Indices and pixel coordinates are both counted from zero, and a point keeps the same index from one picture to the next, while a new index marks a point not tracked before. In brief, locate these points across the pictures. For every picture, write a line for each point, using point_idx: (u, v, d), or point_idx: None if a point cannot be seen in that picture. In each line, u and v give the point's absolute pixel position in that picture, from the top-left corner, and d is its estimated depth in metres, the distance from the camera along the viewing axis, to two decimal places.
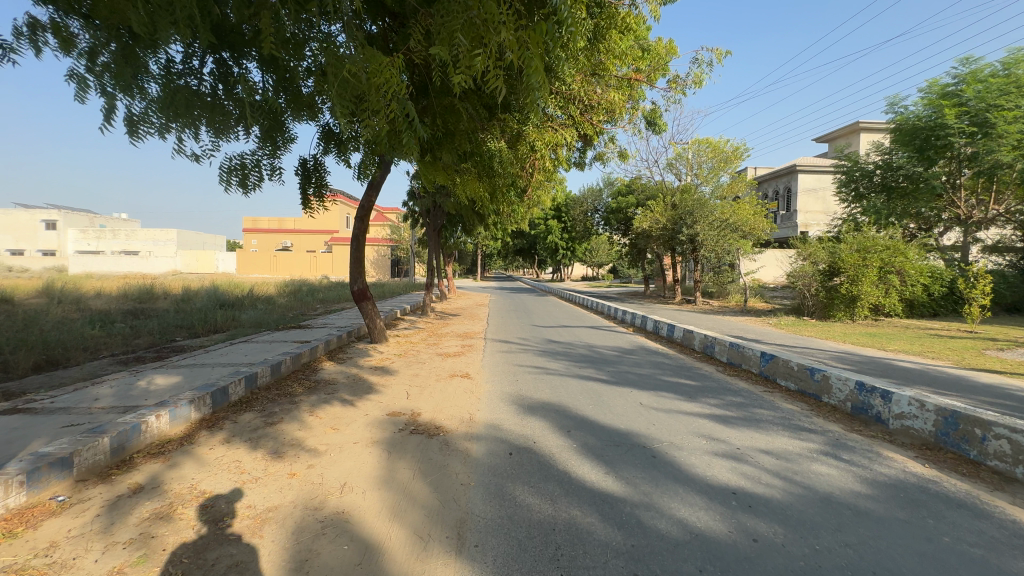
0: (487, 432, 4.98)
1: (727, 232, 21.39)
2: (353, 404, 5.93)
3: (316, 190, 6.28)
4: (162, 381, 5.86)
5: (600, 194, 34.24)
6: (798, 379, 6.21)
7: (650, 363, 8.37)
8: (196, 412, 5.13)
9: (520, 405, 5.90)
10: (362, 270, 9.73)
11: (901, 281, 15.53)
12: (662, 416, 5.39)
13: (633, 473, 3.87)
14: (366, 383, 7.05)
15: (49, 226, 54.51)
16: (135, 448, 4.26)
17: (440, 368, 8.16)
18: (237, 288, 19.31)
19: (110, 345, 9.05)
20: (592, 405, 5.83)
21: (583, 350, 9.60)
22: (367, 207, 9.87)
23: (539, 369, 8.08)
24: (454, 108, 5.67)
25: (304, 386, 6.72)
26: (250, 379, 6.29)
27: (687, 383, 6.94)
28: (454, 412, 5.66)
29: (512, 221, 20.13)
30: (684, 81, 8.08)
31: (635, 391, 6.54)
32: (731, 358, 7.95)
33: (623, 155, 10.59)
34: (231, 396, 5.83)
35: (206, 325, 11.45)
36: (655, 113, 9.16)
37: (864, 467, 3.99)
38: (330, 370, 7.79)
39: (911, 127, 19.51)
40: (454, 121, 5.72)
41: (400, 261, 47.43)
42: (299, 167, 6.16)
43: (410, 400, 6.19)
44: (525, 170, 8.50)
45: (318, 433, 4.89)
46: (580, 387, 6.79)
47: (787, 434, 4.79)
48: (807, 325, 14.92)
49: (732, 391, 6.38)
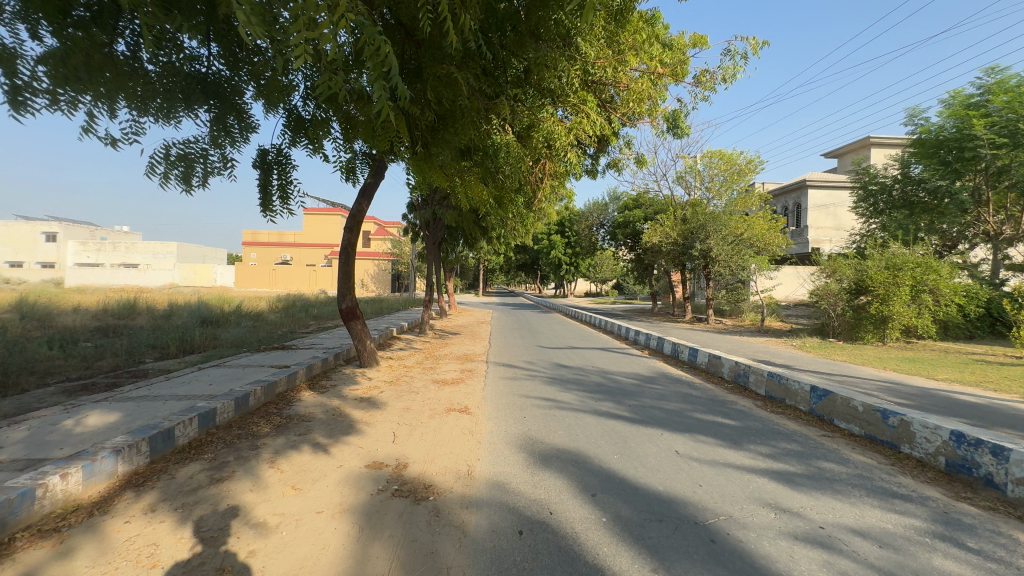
0: (490, 494, 3.93)
1: (741, 248, 20.46)
2: (327, 451, 4.89)
3: (280, 184, 5.40)
4: (94, 423, 4.83)
5: (606, 208, 33.24)
6: (865, 423, 5.18)
7: (676, 395, 7.28)
8: (124, 465, 4.09)
9: (529, 454, 4.84)
10: (351, 285, 8.76)
11: (935, 300, 14.46)
12: (709, 472, 4.33)
13: (690, 573, 2.80)
14: (346, 420, 5.99)
15: (49, 238, 53.97)
16: (23, 523, 3.22)
17: (436, 399, 7.11)
18: (227, 303, 18.38)
19: (64, 369, 8.04)
20: (619, 455, 4.76)
21: (598, 378, 8.53)
22: (358, 216, 8.94)
23: (550, 402, 7.01)
24: (454, 80, 4.68)
25: (270, 424, 5.66)
26: (205, 417, 5.26)
27: (726, 423, 5.84)
28: (449, 463, 4.59)
29: (516, 234, 19.20)
30: (714, 77, 7.18)
31: (667, 434, 5.46)
32: (771, 392, 6.90)
33: (641, 161, 9.65)
34: (177, 440, 4.78)
35: (180, 345, 10.43)
36: (679, 113, 8.25)
37: (1006, 564, 2.90)
38: (308, 402, 6.73)
39: (935, 139, 18.63)
40: (451, 96, 4.78)
41: (400, 276, 46.67)
42: (256, 156, 5.28)
43: (397, 444, 5.13)
44: (535, 174, 7.68)
45: (274, 495, 3.84)
46: (600, 428, 5.71)
47: (877, 504, 3.71)
48: (836, 347, 13.82)
49: (784, 436, 5.29)
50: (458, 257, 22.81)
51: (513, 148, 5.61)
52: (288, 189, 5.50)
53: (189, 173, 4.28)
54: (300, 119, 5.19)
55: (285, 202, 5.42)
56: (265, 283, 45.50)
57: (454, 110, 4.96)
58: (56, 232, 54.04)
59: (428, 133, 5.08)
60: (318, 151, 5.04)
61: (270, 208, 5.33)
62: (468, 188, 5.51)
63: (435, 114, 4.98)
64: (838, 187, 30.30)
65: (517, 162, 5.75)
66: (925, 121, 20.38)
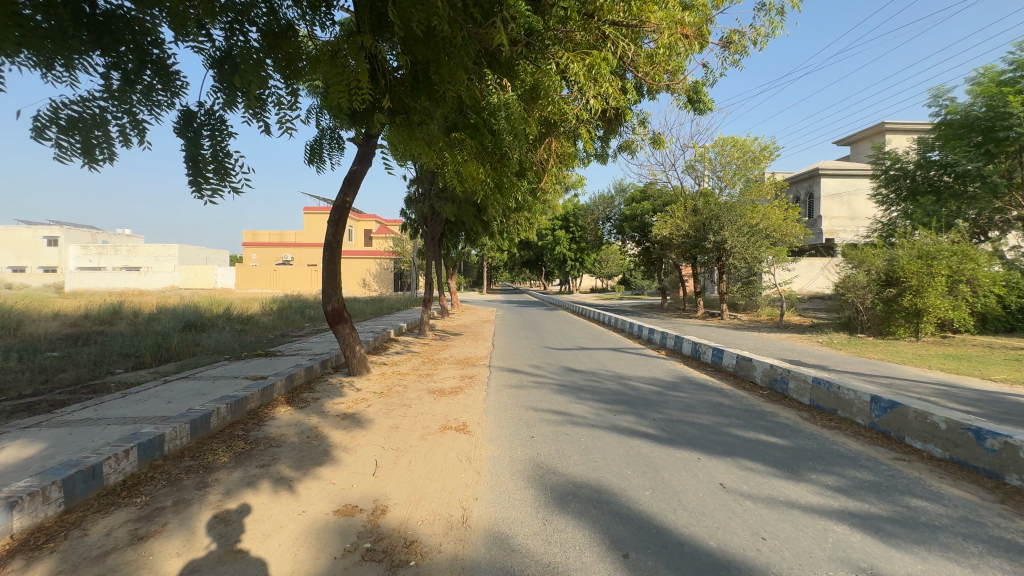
0: (489, 556, 3.00)
1: (758, 239, 19.39)
2: (291, 489, 3.97)
3: (214, 155, 4.37)
4: (8, 459, 3.97)
5: (612, 200, 31.50)
6: (952, 445, 4.23)
7: (706, 406, 6.31)
8: (22, 520, 3.20)
9: (539, 490, 3.90)
10: (337, 284, 7.88)
11: (971, 292, 13.37)
12: (769, 517, 3.37)
13: None
14: (322, 444, 5.07)
15: (51, 242, 53.21)
16: None
17: (430, 414, 6.17)
18: (218, 305, 17.50)
19: (15, 384, 7.19)
20: (651, 492, 3.81)
21: (613, 385, 7.59)
22: (343, 210, 8.04)
23: (561, 416, 6.05)
24: None
25: (230, 453, 4.74)
26: (148, 447, 4.37)
27: (774, 443, 4.87)
28: (439, 505, 3.69)
29: (519, 227, 18.32)
30: (745, 39, 6.21)
31: (706, 458, 4.50)
32: (818, 401, 5.95)
33: (657, 142, 8.70)
34: (107, 479, 3.90)
35: (155, 353, 9.55)
36: (701, 86, 7.27)
37: None
38: (282, 422, 5.81)
39: (965, 120, 17.47)
40: (425, 17, 3.72)
41: (402, 274, 45.87)
42: (179, 120, 4.25)
43: (378, 477, 4.22)
44: (538, 151, 6.81)
45: (205, 565, 2.92)
46: (623, 450, 4.77)
47: (1012, 570, 2.75)
48: (867, 343, 12.82)
49: (851, 462, 4.33)
50: (459, 254, 21.95)
51: (514, 108, 4.87)
52: (224, 162, 4.44)
53: (92, 144, 3.57)
54: (226, 58, 3.97)
55: (221, 177, 4.40)
56: (266, 285, 44.81)
57: (434, 46, 4.11)
58: (57, 236, 53.56)
59: (407, 91, 4.63)
60: (252, 107, 3.94)
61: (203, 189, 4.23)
62: (463, 166, 4.89)
63: (412, 57, 4.26)
64: (851, 175, 29.17)
65: (519, 127, 5.06)
66: (951, 101, 19.25)
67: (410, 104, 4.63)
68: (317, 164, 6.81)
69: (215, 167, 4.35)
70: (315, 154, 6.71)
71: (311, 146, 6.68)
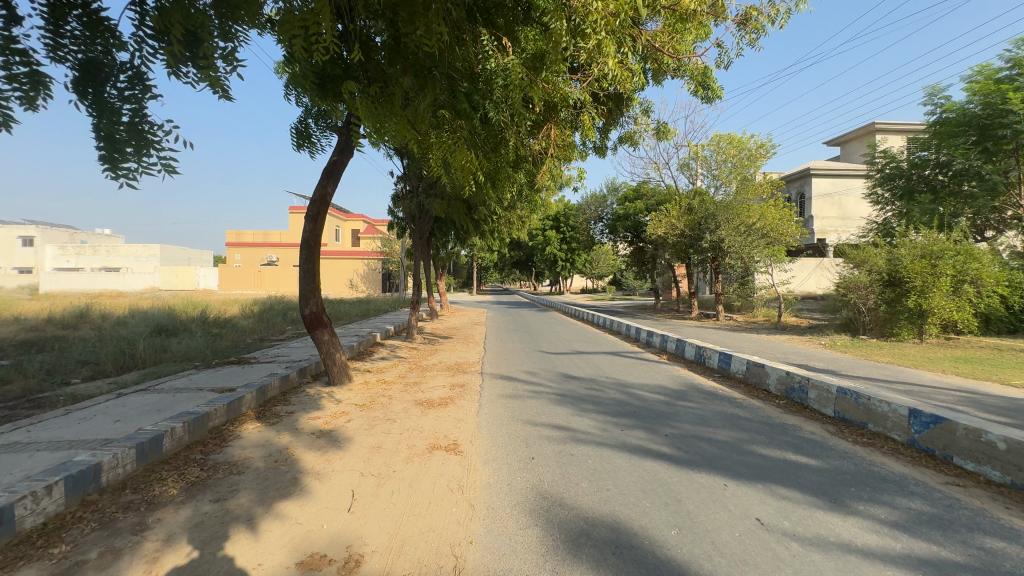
0: None
1: (754, 238, 18.97)
2: (247, 534, 3.30)
3: (131, 121, 3.45)
4: None
5: (604, 200, 30.99)
6: (1015, 469, 3.69)
7: (721, 419, 5.76)
8: None
9: (544, 530, 3.28)
10: (315, 286, 7.20)
11: (975, 292, 13.02)
12: (824, 567, 2.80)
13: None
14: (291, 469, 4.40)
15: (26, 243, 51.18)
16: None
17: (417, 431, 5.54)
18: (194, 308, 16.65)
19: None
20: (678, 531, 3.23)
21: (617, 395, 6.99)
22: (322, 203, 7.35)
23: (563, 431, 5.45)
24: None
25: (180, 484, 4.03)
26: (79, 480, 3.68)
27: (807, 465, 4.32)
28: (425, 552, 3.05)
29: (511, 226, 17.70)
30: (764, 11, 5.66)
31: (734, 485, 3.91)
32: (844, 413, 5.43)
33: (662, 132, 8.14)
34: (22, 523, 3.21)
35: (117, 361, 8.77)
36: (711, 71, 6.73)
37: None
38: (249, 442, 5.11)
39: (962, 118, 17.27)
40: None
41: (391, 275, 44.98)
42: (85, 73, 3.31)
43: (354, 514, 3.58)
44: (537, 137, 6.22)
45: None
46: (638, 474, 4.19)
47: None
48: (873, 345, 12.39)
49: (900, 489, 3.78)
50: (448, 254, 21.27)
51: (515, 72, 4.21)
52: (146, 131, 3.51)
53: None
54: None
55: (140, 151, 3.49)
56: (250, 286, 43.74)
57: None
58: (33, 236, 51.73)
59: (385, 58, 4.03)
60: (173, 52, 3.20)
61: (119, 169, 3.48)
62: (452, 152, 4.22)
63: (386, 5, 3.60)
64: (842, 176, 29.06)
65: (518, 99, 4.43)
66: (946, 100, 19.05)
67: (387, 68, 4.07)
68: (307, 148, 6.34)
69: (132, 136, 3.44)
70: (302, 138, 6.25)
71: (298, 130, 6.23)
